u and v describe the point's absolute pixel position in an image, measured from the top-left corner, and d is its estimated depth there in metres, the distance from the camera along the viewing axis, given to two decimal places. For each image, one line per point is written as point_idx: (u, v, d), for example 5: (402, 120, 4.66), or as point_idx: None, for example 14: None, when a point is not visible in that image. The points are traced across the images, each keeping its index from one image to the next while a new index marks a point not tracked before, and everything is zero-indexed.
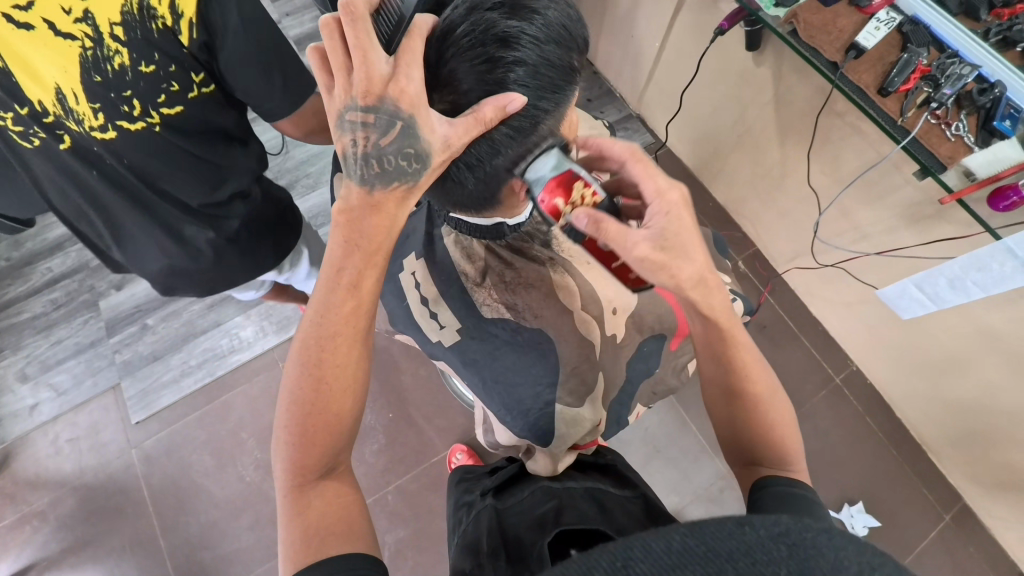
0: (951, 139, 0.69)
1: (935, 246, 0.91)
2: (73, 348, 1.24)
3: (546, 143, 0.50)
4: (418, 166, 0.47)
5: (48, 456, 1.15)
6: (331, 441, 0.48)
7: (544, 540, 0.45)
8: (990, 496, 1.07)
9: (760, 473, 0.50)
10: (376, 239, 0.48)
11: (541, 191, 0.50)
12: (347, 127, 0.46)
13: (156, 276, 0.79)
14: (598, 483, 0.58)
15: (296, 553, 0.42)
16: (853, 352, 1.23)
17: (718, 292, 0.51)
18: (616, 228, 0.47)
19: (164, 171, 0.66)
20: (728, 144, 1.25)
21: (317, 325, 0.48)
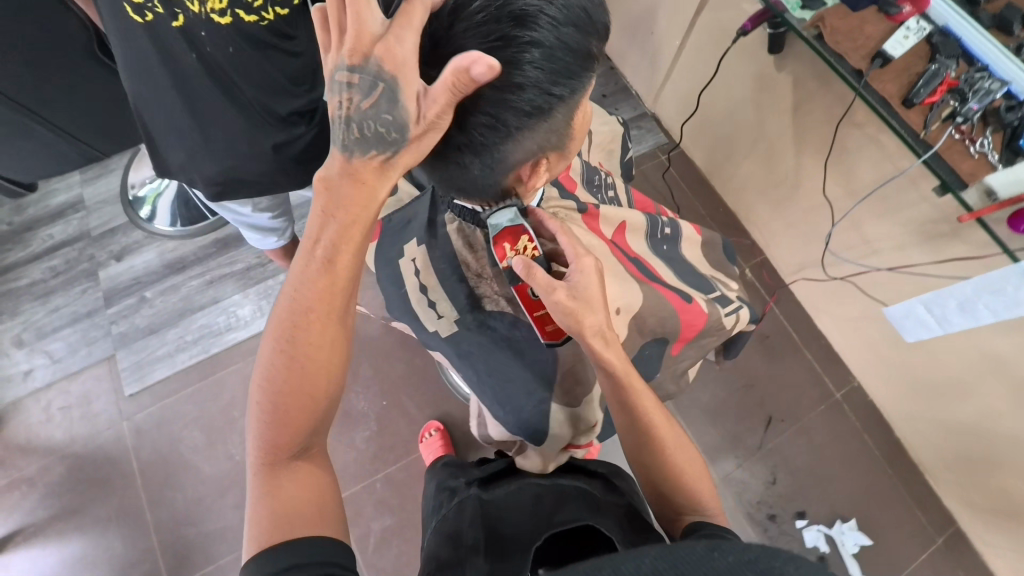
0: (974, 156, 0.67)
1: (947, 265, 0.89)
2: (70, 316, 1.23)
3: (507, 202, 0.58)
4: (398, 136, 0.44)
5: (39, 423, 1.15)
6: (302, 419, 0.49)
7: (535, 542, 0.47)
8: (983, 523, 1.06)
9: (683, 521, 0.52)
10: (353, 211, 0.47)
11: (496, 237, 0.58)
12: (336, 86, 0.44)
13: (216, 180, 0.78)
14: (584, 483, 0.57)
15: (261, 533, 0.43)
16: (855, 368, 1.21)
17: (617, 345, 0.54)
18: (544, 278, 0.51)
19: (258, 66, 0.66)
20: (743, 149, 1.23)
21: (291, 301, 0.48)
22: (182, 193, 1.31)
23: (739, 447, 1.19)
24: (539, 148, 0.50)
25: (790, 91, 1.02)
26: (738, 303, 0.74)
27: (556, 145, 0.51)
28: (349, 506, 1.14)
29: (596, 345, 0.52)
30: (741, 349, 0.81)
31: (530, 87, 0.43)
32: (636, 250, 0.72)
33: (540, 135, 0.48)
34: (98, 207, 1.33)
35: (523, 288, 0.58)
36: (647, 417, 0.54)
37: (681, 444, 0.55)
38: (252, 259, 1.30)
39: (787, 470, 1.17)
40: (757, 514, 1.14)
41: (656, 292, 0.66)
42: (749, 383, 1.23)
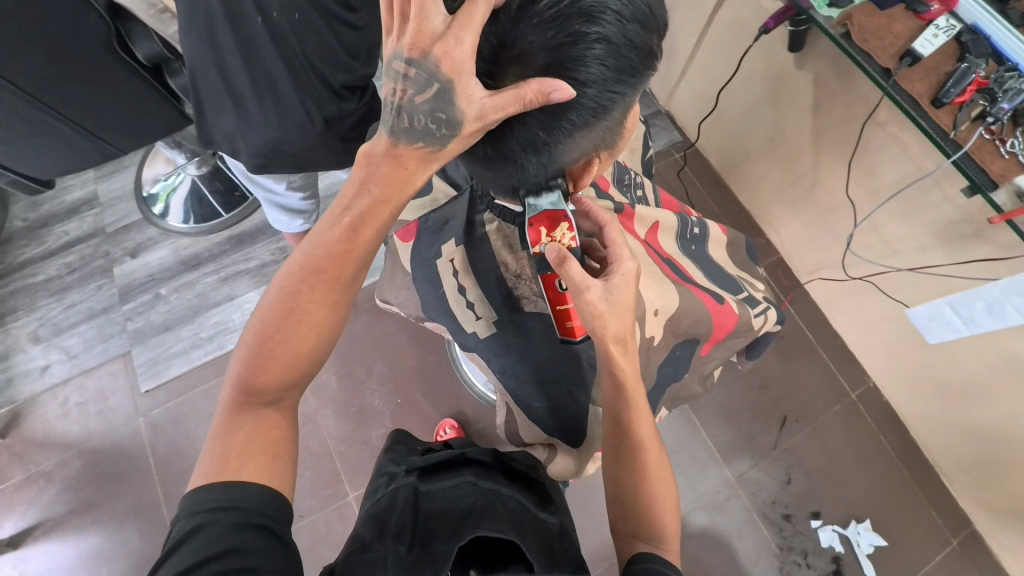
0: (1005, 156, 0.66)
1: (970, 266, 0.88)
2: (86, 312, 1.24)
3: (553, 181, 0.53)
4: (446, 133, 0.44)
5: (56, 418, 1.15)
6: (282, 373, 0.48)
7: (456, 544, 0.47)
8: (1001, 525, 1.05)
9: (635, 548, 0.52)
10: (388, 189, 0.47)
11: (532, 216, 0.54)
12: (390, 74, 0.43)
13: (258, 152, 0.81)
14: (521, 496, 0.58)
15: (210, 466, 0.43)
16: (871, 369, 1.20)
17: (632, 354, 0.54)
18: (579, 274, 0.49)
19: (321, 35, 0.68)
20: (760, 147, 1.23)
21: (308, 255, 0.49)
22: (197, 191, 1.31)
23: (754, 447, 1.19)
24: (592, 148, 0.51)
25: (810, 90, 1.01)
26: (766, 303, 0.74)
27: (608, 144, 0.52)
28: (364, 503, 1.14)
29: (612, 351, 0.52)
30: (764, 350, 0.81)
31: (592, 84, 0.43)
32: (668, 251, 0.72)
33: (596, 134, 0.49)
34: (113, 204, 1.33)
35: (551, 280, 0.55)
36: (637, 436, 0.54)
37: (661, 471, 0.55)
38: (267, 256, 1.30)
39: (802, 470, 1.17)
40: (772, 513, 1.14)
41: (689, 293, 0.67)
42: (764, 383, 1.23)
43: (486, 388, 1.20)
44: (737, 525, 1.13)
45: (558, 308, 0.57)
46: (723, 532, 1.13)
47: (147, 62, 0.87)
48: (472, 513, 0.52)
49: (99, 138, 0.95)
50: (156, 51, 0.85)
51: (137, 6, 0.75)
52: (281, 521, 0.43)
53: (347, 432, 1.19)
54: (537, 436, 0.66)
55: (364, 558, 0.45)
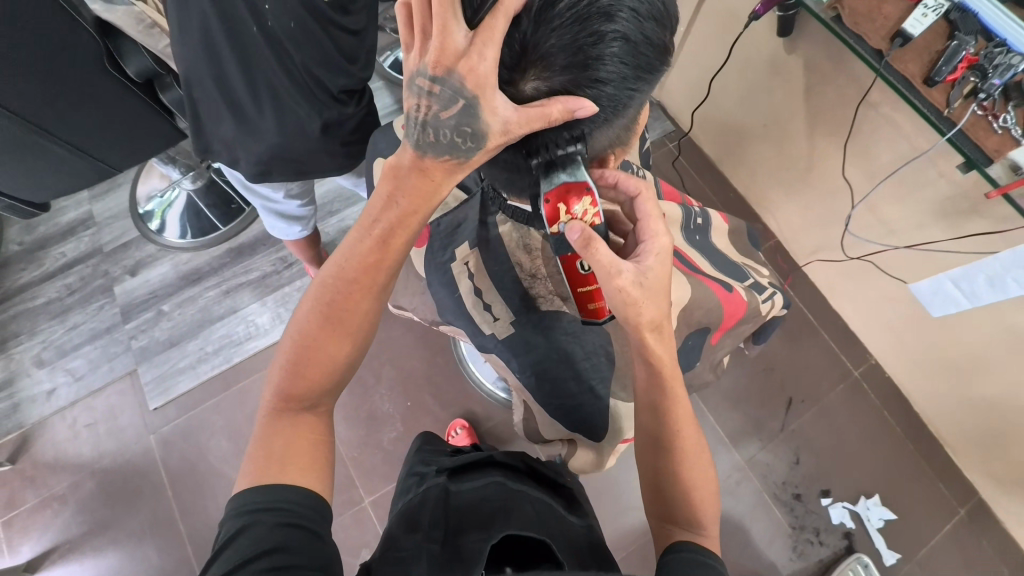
0: (998, 132, 0.67)
1: (968, 241, 0.90)
2: (89, 333, 1.23)
3: (574, 148, 0.48)
4: (472, 145, 0.46)
5: (66, 440, 1.15)
6: (319, 380, 0.50)
7: (489, 540, 0.48)
8: (1007, 493, 1.07)
9: (671, 535, 0.53)
10: (416, 201, 0.49)
11: (549, 190, 0.48)
12: (415, 90, 0.45)
13: (260, 159, 0.80)
14: (548, 498, 0.61)
15: (255, 467, 0.45)
16: (873, 347, 1.22)
17: (668, 341, 0.53)
18: (607, 258, 0.48)
19: (319, 41, 0.68)
20: (754, 134, 1.24)
21: (340, 267, 0.50)
22: (193, 205, 1.31)
23: (762, 430, 1.20)
24: (609, 145, 0.52)
25: (802, 74, 1.02)
26: (772, 288, 0.76)
27: (622, 141, 0.53)
28: (379, 507, 1.15)
29: (648, 339, 0.51)
30: (771, 334, 0.82)
31: (611, 82, 0.44)
32: (676, 243, 0.73)
33: (613, 132, 0.50)
34: (109, 222, 1.32)
35: (572, 260, 0.53)
36: (672, 427, 0.54)
37: (699, 459, 0.55)
38: (267, 267, 1.30)
39: (810, 450, 1.18)
40: (783, 494, 1.16)
41: (700, 283, 0.68)
42: (769, 366, 1.25)
43: (495, 386, 1.21)
44: (749, 507, 1.15)
45: (578, 290, 0.56)
46: (737, 516, 1.14)
47: (139, 78, 0.86)
48: (501, 510, 0.54)
49: (94, 158, 0.94)
50: (148, 66, 0.84)
51: (127, 23, 0.74)
52: (320, 521, 0.45)
53: (359, 438, 1.19)
54: (558, 433, 0.67)
55: (396, 555, 0.48)
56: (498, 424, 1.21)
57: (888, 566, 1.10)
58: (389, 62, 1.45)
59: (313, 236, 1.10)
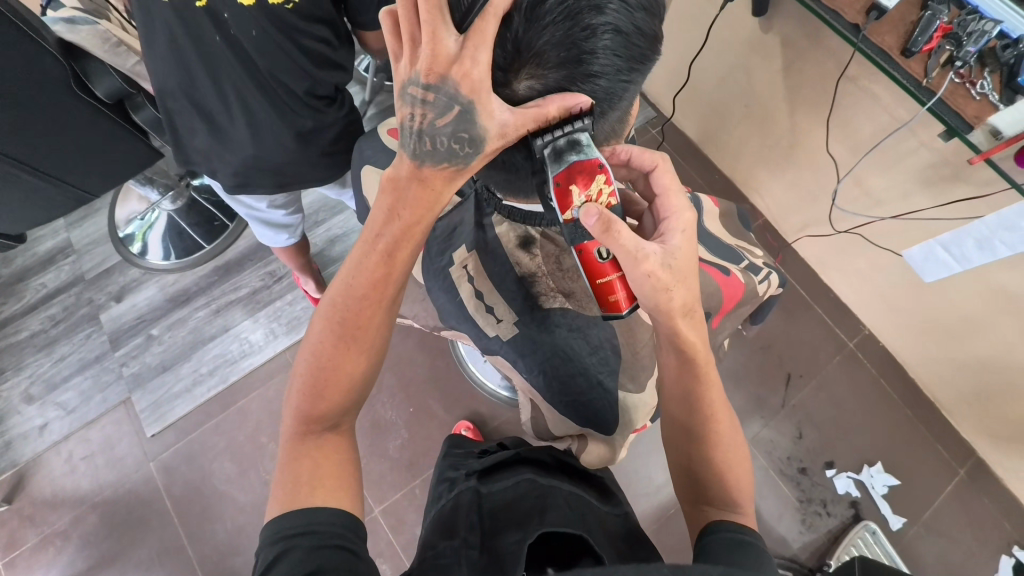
0: (976, 98, 0.68)
1: (952, 207, 0.91)
2: (79, 363, 1.20)
3: (579, 122, 0.45)
4: (471, 151, 0.46)
5: (63, 474, 1.12)
6: (338, 400, 0.50)
7: (526, 540, 0.49)
8: (1004, 450, 1.10)
9: (710, 514, 0.52)
10: (418, 212, 0.49)
11: (558, 175, 0.47)
12: (408, 100, 0.45)
13: (236, 170, 0.79)
14: (580, 489, 0.61)
15: (283, 495, 0.45)
16: (866, 318, 1.24)
17: (699, 322, 0.54)
18: (631, 239, 0.47)
19: (286, 51, 0.67)
20: (735, 115, 1.24)
21: (347, 285, 0.50)
22: (174, 225, 1.28)
23: (764, 407, 1.22)
24: (604, 139, 0.52)
25: (779, 52, 1.03)
26: (767, 269, 0.77)
27: (616, 133, 0.52)
28: (391, 516, 1.14)
29: (679, 323, 0.52)
30: (769, 313, 0.83)
31: (605, 75, 0.43)
32: None
33: (609, 125, 0.49)
34: (89, 249, 1.29)
35: (591, 247, 0.49)
36: (703, 407, 0.54)
37: (732, 436, 0.55)
38: (257, 282, 1.28)
39: (812, 423, 1.20)
40: (788, 469, 1.17)
41: (699, 269, 0.68)
42: (766, 344, 1.27)
43: (497, 385, 1.21)
44: (757, 485, 1.16)
45: (597, 281, 0.51)
46: None
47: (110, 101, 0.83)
48: (536, 510, 0.54)
49: (70, 184, 0.92)
50: (118, 87, 0.79)
51: (92, 44, 0.72)
52: (356, 540, 0.44)
53: (364, 448, 1.18)
54: (568, 428, 0.67)
55: (437, 563, 0.48)
56: (504, 423, 1.21)
57: (895, 531, 1.12)
58: (365, 66, 1.43)
59: (302, 243, 1.07)
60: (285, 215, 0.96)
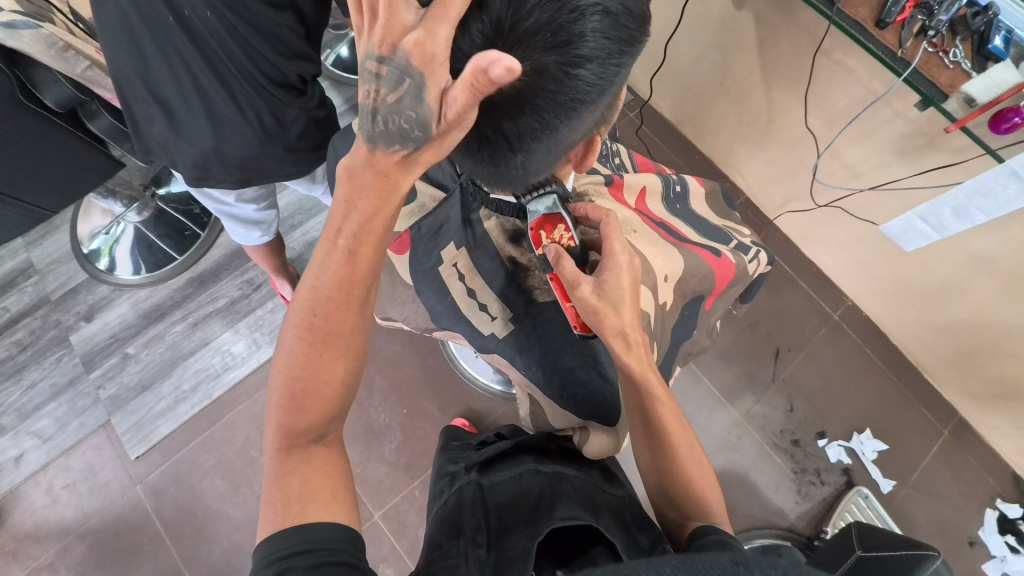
0: (950, 67, 0.68)
1: (927, 176, 0.93)
2: (52, 389, 1.15)
3: (548, 188, 0.59)
4: (423, 134, 0.41)
5: (44, 506, 1.08)
6: (319, 411, 0.48)
7: (535, 537, 0.48)
8: (985, 408, 1.14)
9: (689, 527, 0.54)
10: (376, 202, 0.46)
11: (533, 221, 0.59)
12: (365, 75, 0.41)
13: (195, 158, 0.74)
14: (581, 475, 0.60)
15: (275, 513, 0.43)
16: (848, 289, 1.26)
17: (641, 348, 0.53)
18: (570, 269, 0.52)
19: (242, 36, 0.63)
20: (712, 94, 1.24)
21: (313, 288, 0.48)
22: (142, 237, 1.23)
23: (754, 383, 1.24)
24: (592, 130, 0.50)
25: (754, 27, 1.02)
26: (755, 247, 0.77)
27: (604, 121, 0.50)
28: (392, 519, 1.13)
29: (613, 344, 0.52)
30: (758, 292, 0.83)
31: (595, 58, 0.42)
32: (659, 215, 0.73)
33: (599, 112, 0.47)
34: (52, 268, 1.23)
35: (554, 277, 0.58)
36: (662, 426, 0.54)
37: (695, 454, 0.55)
38: (235, 292, 1.24)
39: (802, 395, 1.23)
40: (782, 442, 1.20)
41: (690, 252, 0.68)
42: (753, 320, 1.28)
43: (490, 379, 1.20)
44: (753, 459, 1.19)
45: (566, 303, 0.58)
46: (742, 470, 1.18)
47: (60, 108, 0.78)
48: (542, 502, 0.53)
49: (24, 202, 0.87)
50: (69, 94, 0.77)
51: (37, 49, 0.66)
52: (357, 553, 0.43)
53: (359, 453, 1.16)
54: (567, 422, 0.65)
55: (444, 565, 0.48)
56: (499, 418, 1.20)
57: (886, 493, 1.15)
58: (332, 61, 1.38)
59: (276, 242, 1.04)
60: (255, 210, 0.92)
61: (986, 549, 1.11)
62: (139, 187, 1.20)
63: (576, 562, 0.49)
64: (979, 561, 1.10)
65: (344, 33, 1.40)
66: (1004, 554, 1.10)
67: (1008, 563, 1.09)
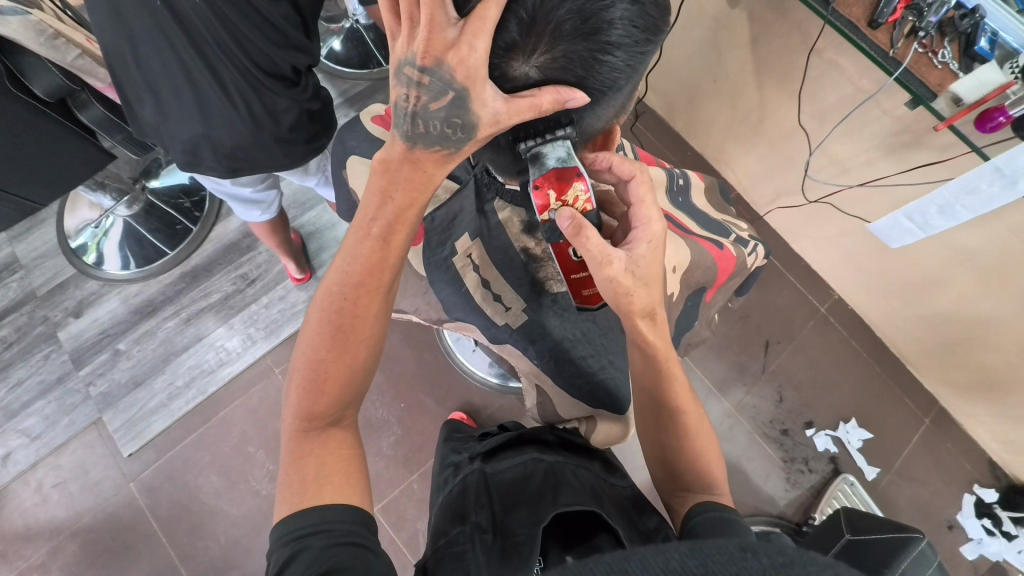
0: (939, 66, 0.70)
1: (912, 174, 0.96)
2: (40, 387, 1.12)
3: (560, 132, 0.48)
4: (463, 137, 0.45)
5: (35, 505, 1.06)
6: (337, 395, 0.48)
7: (540, 522, 0.49)
8: (964, 398, 1.18)
9: (689, 498, 0.55)
10: (411, 194, 0.47)
11: (538, 177, 0.50)
12: (403, 80, 0.43)
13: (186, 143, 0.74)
14: (587, 465, 0.61)
15: (292, 495, 0.44)
16: (835, 283, 1.30)
17: (661, 325, 0.54)
18: (598, 244, 0.49)
19: (232, 24, 0.61)
20: (705, 91, 1.26)
21: (342, 273, 0.48)
22: (132, 231, 1.21)
23: (745, 374, 1.27)
24: (612, 117, 0.51)
25: (747, 25, 1.03)
26: (753, 240, 0.79)
27: (624, 106, 0.51)
28: (391, 513, 1.13)
29: (640, 325, 0.52)
30: (753, 285, 0.85)
31: (622, 47, 0.42)
32: (664, 207, 0.74)
33: (621, 98, 0.48)
34: (38, 263, 1.20)
35: (563, 247, 0.54)
36: (676, 403, 0.55)
37: (703, 430, 0.57)
38: (228, 287, 1.22)
39: (791, 386, 1.26)
40: (772, 432, 1.23)
41: (695, 244, 0.69)
42: (745, 314, 1.31)
43: (486, 373, 1.21)
44: (744, 449, 1.22)
45: (572, 275, 0.57)
46: (734, 459, 1.21)
47: (50, 98, 0.76)
48: (550, 488, 0.54)
49: (10, 193, 0.85)
50: (60, 84, 0.74)
51: (26, 37, 0.65)
52: (369, 535, 0.43)
53: None
54: (575, 412, 0.68)
55: (453, 550, 0.49)
56: (498, 411, 1.21)
57: (871, 480, 1.19)
58: (324, 53, 1.36)
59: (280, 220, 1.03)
60: (252, 192, 0.89)
61: (964, 532, 1.16)
62: (128, 179, 1.19)
63: (581, 548, 0.49)
64: (958, 543, 1.15)
65: (336, 26, 1.38)
66: (981, 537, 1.15)
67: (983, 545, 1.15)
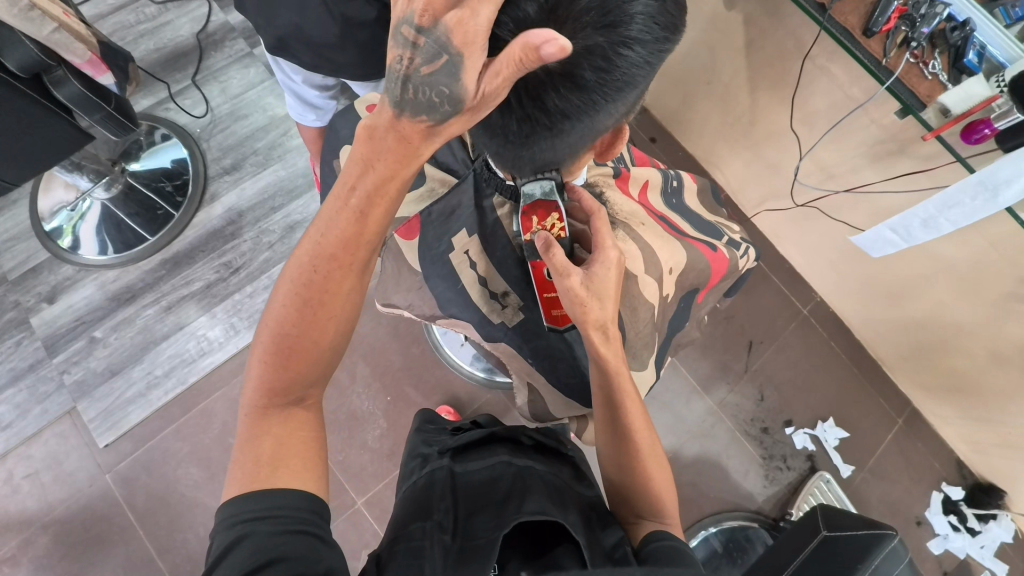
0: (929, 78, 0.71)
1: (896, 181, 0.98)
2: (10, 375, 1.08)
3: (547, 173, 0.56)
4: (451, 109, 0.41)
5: (4, 496, 1.03)
6: (302, 372, 0.48)
7: (500, 528, 0.49)
8: (935, 399, 1.22)
9: (642, 526, 0.56)
10: (393, 165, 0.44)
11: (526, 205, 0.58)
12: (400, 40, 0.40)
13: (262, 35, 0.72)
14: (551, 471, 0.62)
15: (246, 473, 0.44)
16: (817, 285, 1.33)
17: (615, 342, 0.55)
18: (561, 259, 0.53)
19: None
20: (697, 92, 1.27)
21: (315, 245, 0.46)
22: (110, 215, 1.17)
23: (728, 372, 1.29)
24: (619, 120, 0.51)
25: (741, 27, 1.04)
26: (744, 243, 0.80)
27: (629, 112, 0.52)
28: (375, 506, 1.13)
29: (593, 338, 0.54)
30: (742, 286, 0.86)
31: (639, 42, 0.43)
32: (660, 209, 0.74)
33: (631, 99, 0.49)
34: (10, 245, 1.15)
35: (539, 266, 0.61)
36: (626, 421, 0.57)
37: (654, 456, 0.58)
38: (212, 275, 1.18)
39: (771, 386, 1.29)
40: (752, 430, 1.26)
41: (690, 246, 0.70)
42: (729, 313, 1.33)
43: (473, 366, 1.20)
44: (725, 446, 1.24)
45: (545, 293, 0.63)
46: (714, 456, 1.23)
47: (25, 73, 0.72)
48: (516, 493, 0.54)
49: None
50: (35, 59, 0.71)
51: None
52: (322, 524, 0.45)
53: (340, 440, 1.15)
54: (567, 411, 0.68)
55: (409, 546, 0.49)
56: (483, 406, 1.21)
57: (845, 478, 1.23)
58: None
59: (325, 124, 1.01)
60: (319, 94, 0.88)
61: (931, 528, 1.20)
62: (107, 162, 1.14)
63: (541, 562, 0.50)
64: (925, 539, 1.20)
65: None
66: (946, 533, 1.20)
67: (949, 540, 1.19)
